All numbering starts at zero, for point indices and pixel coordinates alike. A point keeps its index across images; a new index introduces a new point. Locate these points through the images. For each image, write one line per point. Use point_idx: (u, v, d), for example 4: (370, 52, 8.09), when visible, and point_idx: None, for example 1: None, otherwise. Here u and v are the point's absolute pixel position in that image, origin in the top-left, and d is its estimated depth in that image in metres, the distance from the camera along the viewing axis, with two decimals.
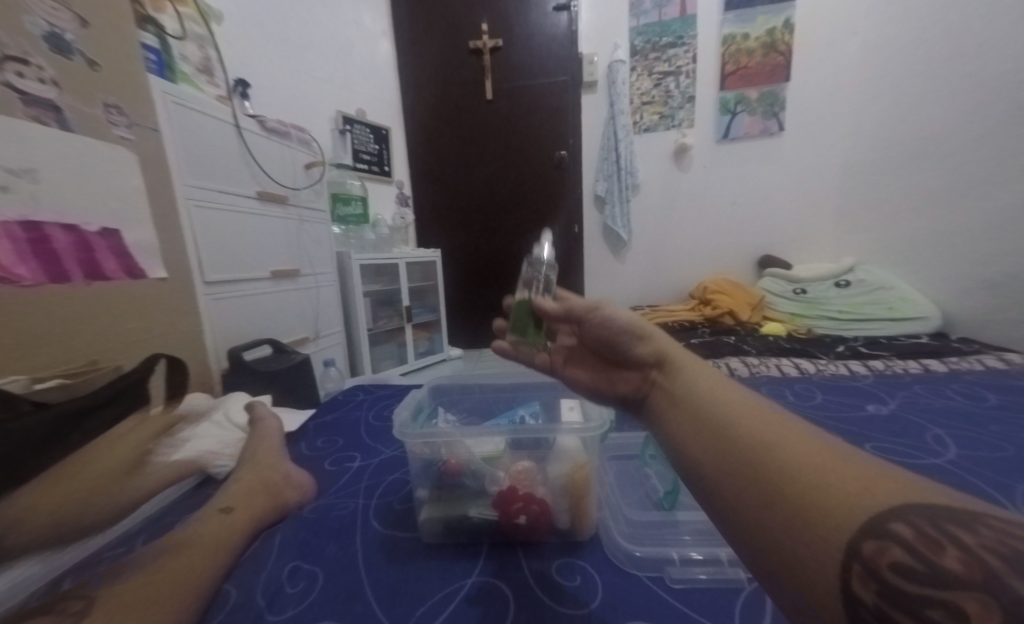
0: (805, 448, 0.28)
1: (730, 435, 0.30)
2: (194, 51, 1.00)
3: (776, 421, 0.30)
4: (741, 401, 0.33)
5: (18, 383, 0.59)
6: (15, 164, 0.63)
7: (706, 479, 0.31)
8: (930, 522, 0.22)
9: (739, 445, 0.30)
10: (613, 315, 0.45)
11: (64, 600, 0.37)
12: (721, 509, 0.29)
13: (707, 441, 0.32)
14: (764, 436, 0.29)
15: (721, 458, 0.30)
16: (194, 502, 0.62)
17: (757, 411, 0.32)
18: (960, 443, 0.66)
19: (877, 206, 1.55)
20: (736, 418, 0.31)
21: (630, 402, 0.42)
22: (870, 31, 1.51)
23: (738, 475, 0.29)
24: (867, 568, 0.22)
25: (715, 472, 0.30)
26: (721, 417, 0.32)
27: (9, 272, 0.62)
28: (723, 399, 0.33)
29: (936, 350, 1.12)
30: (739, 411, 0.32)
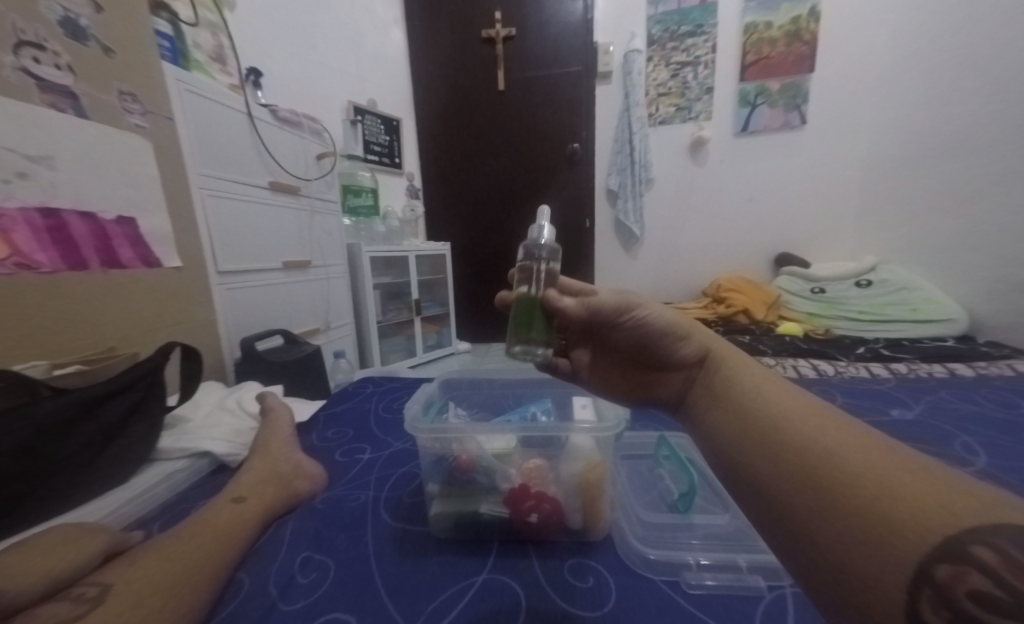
0: (869, 455, 0.27)
1: (784, 436, 0.31)
2: (207, 38, 1.00)
3: (835, 427, 0.30)
4: (796, 407, 0.33)
5: (38, 368, 0.60)
6: (33, 150, 0.63)
7: (756, 478, 0.31)
8: (1018, 544, 0.21)
9: (795, 446, 0.30)
10: (649, 315, 0.44)
11: (79, 586, 0.37)
12: (770, 509, 0.29)
13: (758, 440, 0.32)
14: (822, 443, 0.29)
15: (774, 458, 0.30)
16: (206, 489, 0.62)
17: (813, 415, 0.31)
18: (988, 451, 0.63)
19: (901, 203, 1.50)
20: (790, 419, 0.31)
21: (675, 404, 0.44)
22: (899, 19, 1.45)
23: (793, 476, 0.28)
24: (938, 592, 0.21)
25: (768, 476, 0.30)
26: (772, 417, 0.32)
27: (28, 258, 0.62)
28: (777, 403, 0.33)
29: (961, 354, 1.08)
30: (793, 412, 0.32)
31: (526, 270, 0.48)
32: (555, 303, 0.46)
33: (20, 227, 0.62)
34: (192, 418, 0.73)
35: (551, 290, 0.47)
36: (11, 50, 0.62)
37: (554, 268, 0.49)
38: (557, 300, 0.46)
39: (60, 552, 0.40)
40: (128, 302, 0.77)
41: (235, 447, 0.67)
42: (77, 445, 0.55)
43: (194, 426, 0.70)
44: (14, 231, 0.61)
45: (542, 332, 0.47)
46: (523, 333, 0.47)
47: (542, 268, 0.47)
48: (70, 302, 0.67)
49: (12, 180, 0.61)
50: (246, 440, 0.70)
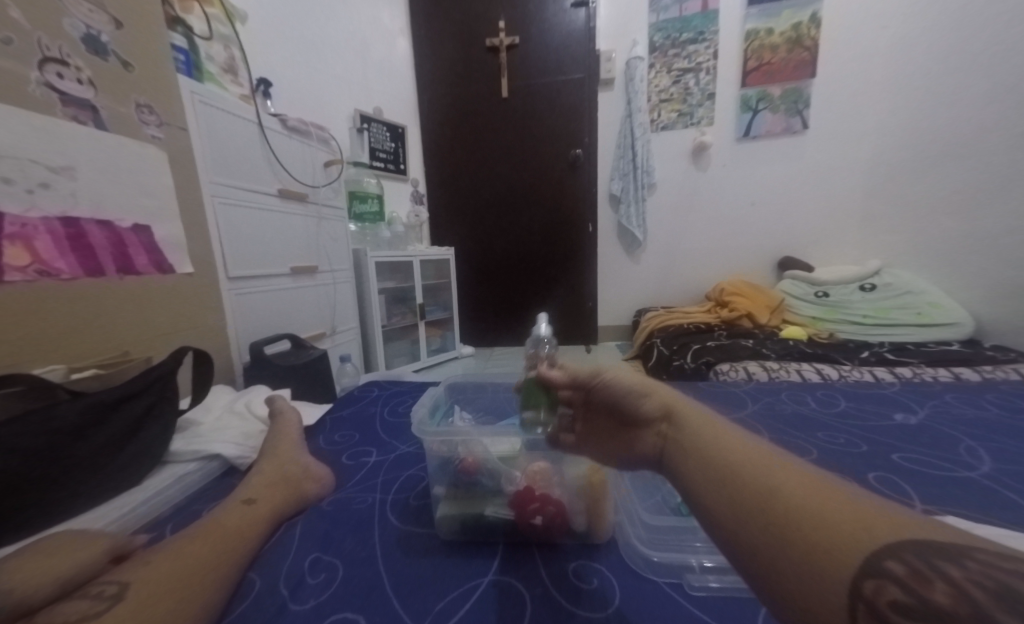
0: (806, 488, 0.30)
1: (736, 477, 0.33)
2: (219, 51, 1.02)
3: (774, 464, 0.33)
4: (740, 445, 0.35)
5: (56, 372, 0.62)
6: (55, 162, 0.66)
7: (717, 521, 0.32)
8: (920, 559, 0.24)
9: (746, 486, 0.32)
10: (614, 377, 0.47)
11: (100, 584, 0.38)
12: (733, 549, 0.31)
13: (715, 482, 0.34)
14: (765, 479, 0.31)
15: (731, 500, 0.32)
16: (218, 491, 0.63)
17: (757, 453, 0.34)
18: (992, 455, 0.63)
19: (905, 207, 1.50)
20: (740, 461, 0.34)
21: (652, 462, 0.43)
22: (900, 24, 1.46)
23: (748, 514, 0.30)
24: (871, 607, 0.24)
25: (725, 515, 0.32)
26: (727, 462, 0.34)
27: (48, 265, 0.64)
28: (724, 444, 0.36)
29: (966, 358, 1.08)
30: (742, 454, 0.34)
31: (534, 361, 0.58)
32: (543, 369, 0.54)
33: (41, 235, 0.64)
34: (203, 421, 0.74)
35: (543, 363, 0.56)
36: (36, 66, 0.64)
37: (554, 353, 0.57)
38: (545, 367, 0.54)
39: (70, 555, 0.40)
40: (142, 308, 0.78)
41: (244, 450, 0.69)
42: (95, 447, 0.57)
43: (206, 429, 0.71)
44: (36, 239, 0.63)
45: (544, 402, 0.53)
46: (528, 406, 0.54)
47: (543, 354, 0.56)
48: (88, 307, 0.69)
49: (35, 191, 0.63)
50: (255, 444, 0.71)
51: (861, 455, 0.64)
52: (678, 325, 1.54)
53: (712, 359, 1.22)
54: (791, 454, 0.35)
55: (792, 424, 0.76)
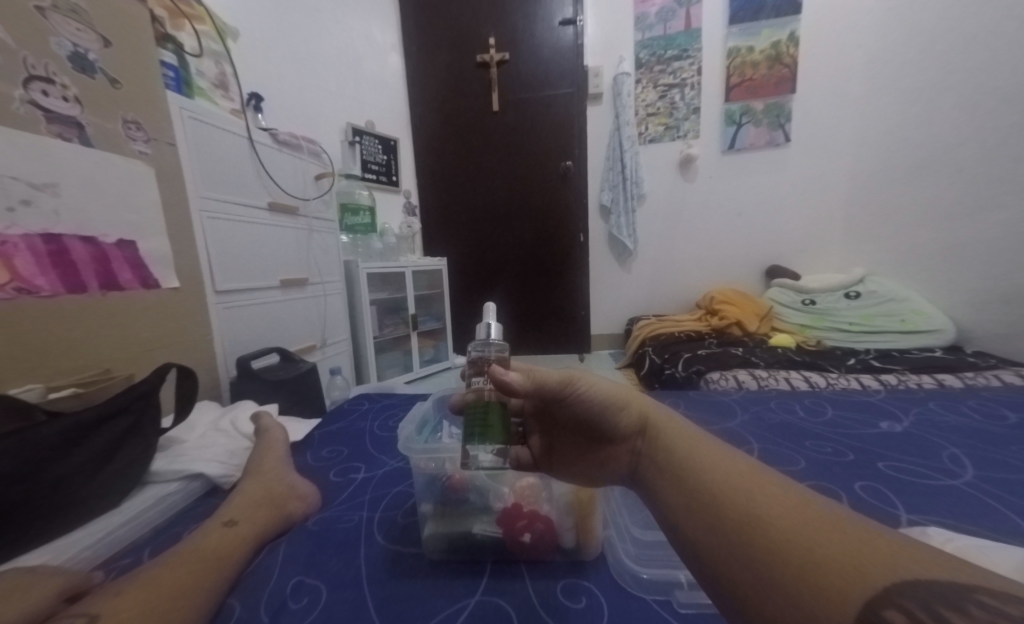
0: (790, 512, 0.30)
1: (719, 501, 0.33)
2: (210, 67, 1.03)
3: (759, 486, 0.33)
4: (721, 465, 0.35)
5: (34, 392, 0.61)
6: (38, 179, 0.65)
7: (701, 545, 0.32)
8: (921, 605, 0.24)
9: (729, 509, 0.32)
10: (590, 389, 0.45)
11: (67, 615, 0.36)
12: (717, 574, 0.31)
13: (696, 505, 0.34)
14: (751, 507, 0.31)
15: (714, 523, 0.32)
16: (200, 512, 0.62)
17: (736, 471, 0.35)
18: (976, 463, 0.64)
19: (887, 216, 1.54)
20: (721, 482, 0.34)
21: (625, 477, 0.44)
22: (877, 42, 1.51)
23: (732, 539, 0.31)
24: None
25: (712, 547, 0.32)
26: (708, 483, 0.34)
27: (29, 283, 0.63)
28: (705, 463, 0.36)
29: (950, 364, 1.10)
30: (721, 474, 0.34)
31: (477, 364, 0.48)
32: (500, 379, 0.44)
33: (22, 252, 0.63)
34: (187, 439, 0.73)
35: (497, 367, 0.46)
36: (20, 84, 0.64)
37: (505, 356, 0.49)
38: (503, 376, 0.45)
39: (39, 586, 0.39)
40: (124, 324, 0.77)
41: (228, 468, 0.68)
42: (73, 468, 0.55)
43: (188, 447, 0.70)
44: (16, 257, 0.62)
45: (497, 432, 0.44)
46: (477, 437, 0.44)
47: (492, 356, 0.48)
48: (67, 325, 0.68)
49: (16, 208, 0.63)
50: (239, 462, 0.70)
51: (848, 464, 0.65)
52: (669, 333, 1.55)
53: (702, 368, 1.23)
54: (778, 474, 0.35)
55: (780, 433, 0.77)
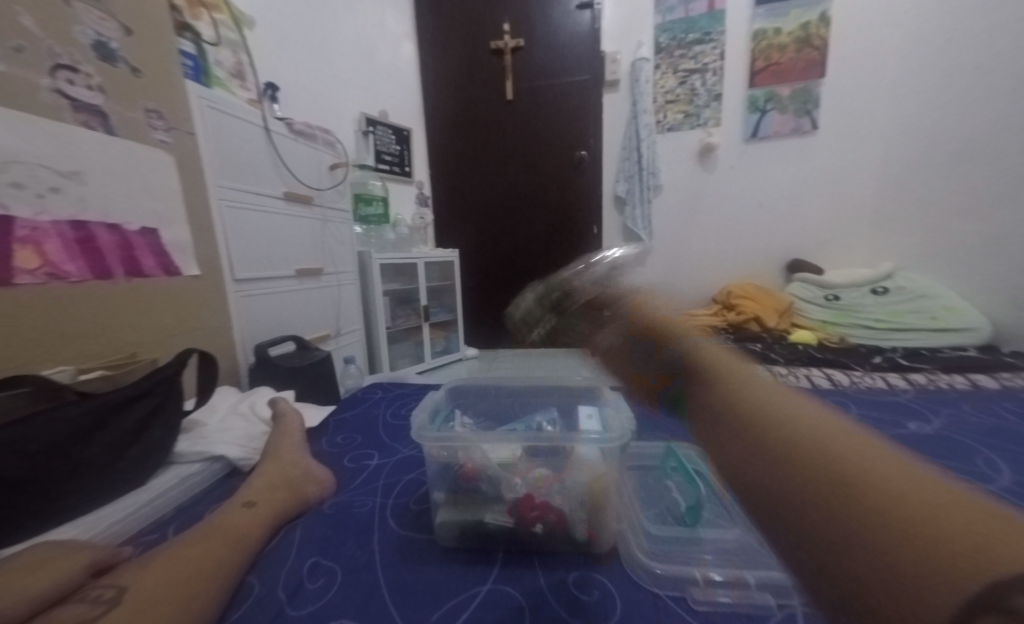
0: (891, 470, 0.24)
1: (800, 445, 0.26)
2: (228, 57, 1.04)
3: (856, 445, 0.26)
4: (809, 416, 0.28)
5: (65, 373, 0.64)
6: (64, 167, 0.66)
7: (763, 481, 0.26)
8: None
9: (806, 441, 0.26)
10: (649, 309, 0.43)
11: (95, 587, 0.38)
12: (779, 510, 0.25)
13: (767, 444, 0.27)
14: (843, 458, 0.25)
15: (785, 458, 0.26)
16: (220, 493, 0.64)
17: (819, 420, 0.28)
18: (1010, 467, 0.61)
19: (917, 207, 1.48)
20: (802, 425, 0.27)
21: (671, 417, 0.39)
22: (913, 22, 1.43)
23: (804, 477, 0.25)
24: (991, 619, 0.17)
25: (782, 491, 0.25)
26: (789, 427, 0.27)
27: (58, 268, 0.65)
28: (788, 411, 0.29)
29: (983, 364, 1.06)
30: (808, 423, 0.28)
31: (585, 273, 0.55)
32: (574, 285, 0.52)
33: (51, 239, 0.65)
34: (207, 423, 0.75)
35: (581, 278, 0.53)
36: (47, 73, 0.65)
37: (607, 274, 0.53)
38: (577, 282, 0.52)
39: (67, 558, 0.41)
40: (148, 310, 0.79)
41: (247, 452, 0.69)
42: (101, 446, 0.57)
43: (208, 431, 0.72)
44: (46, 243, 0.64)
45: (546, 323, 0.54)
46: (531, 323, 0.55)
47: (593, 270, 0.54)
48: (96, 309, 0.70)
49: (45, 195, 0.64)
50: (257, 446, 0.71)
51: None
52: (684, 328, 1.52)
53: None
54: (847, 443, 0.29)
55: None
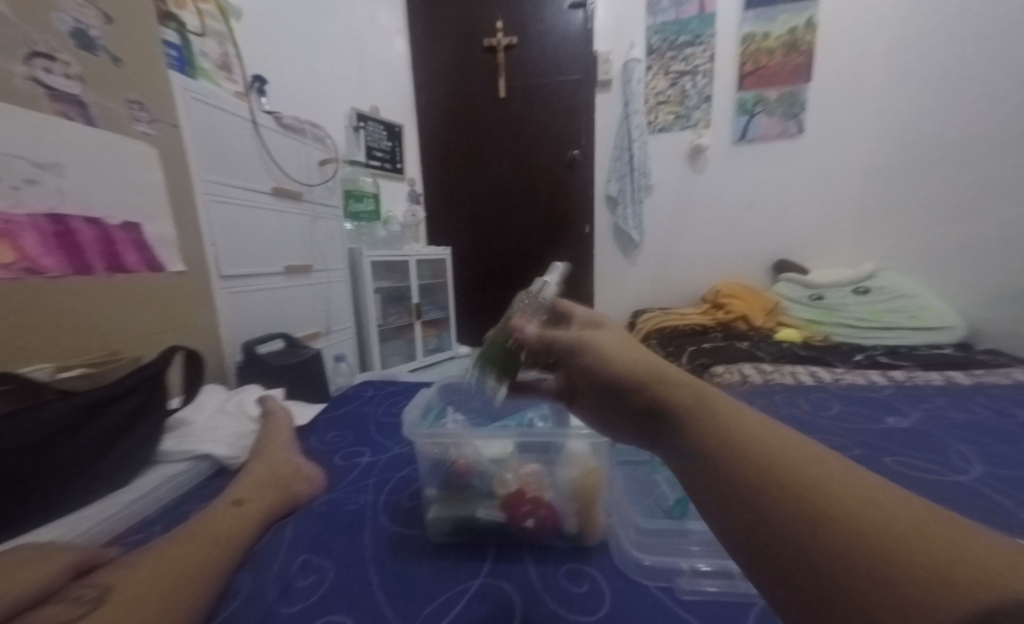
0: (870, 493, 0.24)
1: (779, 470, 0.26)
2: (213, 48, 1.02)
3: (830, 467, 0.26)
4: (781, 439, 0.28)
5: (44, 370, 0.62)
6: (41, 159, 0.65)
7: (745, 510, 0.26)
8: None
9: (783, 466, 0.26)
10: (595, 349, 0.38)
11: (80, 586, 0.38)
12: (762, 540, 0.25)
13: (748, 469, 0.26)
14: (825, 485, 0.25)
15: (771, 483, 0.25)
16: (208, 492, 0.63)
17: (784, 436, 0.28)
18: (985, 460, 0.64)
19: (899, 209, 1.52)
20: (777, 450, 0.27)
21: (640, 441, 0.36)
22: (897, 29, 1.47)
23: (787, 504, 0.24)
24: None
25: (768, 516, 0.25)
26: (766, 452, 0.27)
27: (36, 263, 0.64)
28: (763, 436, 0.28)
29: (960, 361, 1.09)
30: (782, 447, 0.27)
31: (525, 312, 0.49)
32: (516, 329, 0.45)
33: (27, 232, 0.63)
34: (194, 420, 0.74)
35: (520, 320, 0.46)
36: (23, 60, 0.63)
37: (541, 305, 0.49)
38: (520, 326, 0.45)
39: (49, 559, 0.40)
40: (132, 306, 0.78)
41: (235, 449, 0.68)
42: (85, 445, 0.56)
43: (195, 428, 0.71)
44: (22, 236, 0.62)
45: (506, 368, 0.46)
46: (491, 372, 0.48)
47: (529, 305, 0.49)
48: (77, 305, 0.69)
49: (21, 187, 0.62)
50: (245, 444, 0.70)
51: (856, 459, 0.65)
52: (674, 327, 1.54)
53: (707, 361, 1.22)
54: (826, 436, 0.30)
55: None
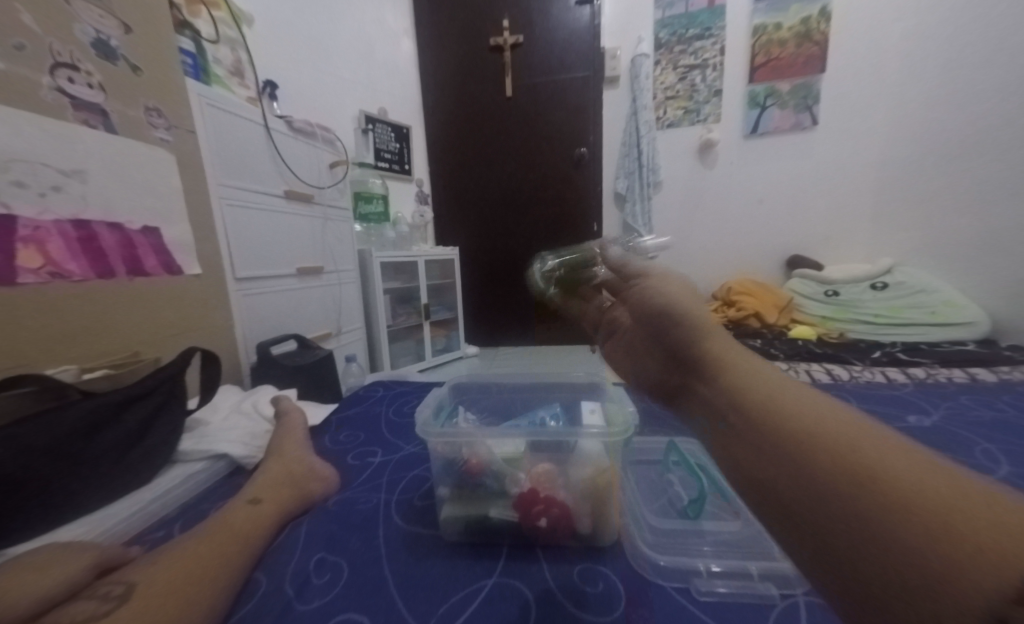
0: (907, 465, 0.24)
1: (823, 445, 0.26)
2: (226, 54, 1.03)
3: (878, 441, 0.26)
4: (830, 416, 0.28)
5: (70, 372, 0.64)
6: (66, 166, 0.66)
7: (787, 481, 0.26)
8: None
9: (822, 440, 0.26)
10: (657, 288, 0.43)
11: (105, 584, 0.38)
12: (803, 504, 0.25)
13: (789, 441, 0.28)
14: (865, 455, 0.25)
15: (811, 453, 0.26)
16: (225, 491, 0.64)
17: (829, 412, 0.28)
18: (1009, 459, 0.62)
19: (917, 202, 1.49)
20: (822, 424, 0.27)
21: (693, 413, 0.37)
22: (913, 17, 1.43)
23: (824, 475, 0.25)
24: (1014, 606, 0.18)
25: (805, 481, 0.26)
26: (806, 424, 0.28)
27: (60, 267, 0.65)
28: (809, 412, 0.29)
29: (982, 358, 1.06)
30: (826, 423, 0.27)
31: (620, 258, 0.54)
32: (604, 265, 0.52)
33: (54, 238, 0.64)
34: (211, 420, 0.75)
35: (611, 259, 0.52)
36: (48, 71, 0.65)
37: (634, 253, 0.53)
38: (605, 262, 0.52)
39: (71, 558, 0.41)
40: (151, 309, 0.79)
41: (251, 449, 0.69)
42: (108, 444, 0.58)
43: (212, 429, 0.72)
44: (49, 242, 0.64)
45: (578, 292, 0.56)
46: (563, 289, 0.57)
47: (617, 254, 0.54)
48: (98, 308, 0.70)
49: (47, 194, 0.64)
50: (260, 443, 0.71)
51: None
52: None
53: None
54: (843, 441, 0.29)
55: None
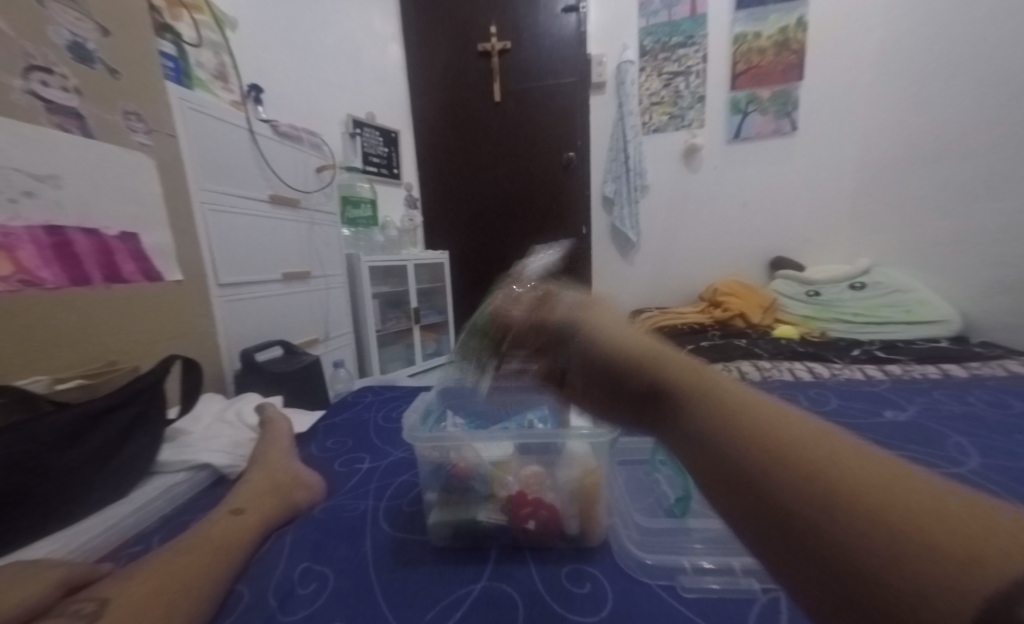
0: (866, 464, 0.20)
1: (774, 444, 0.22)
2: (209, 58, 1.02)
3: (831, 439, 0.22)
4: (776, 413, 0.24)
5: (40, 383, 0.61)
6: (39, 171, 0.65)
7: (738, 488, 0.22)
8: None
9: (774, 437, 0.22)
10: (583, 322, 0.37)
11: (78, 600, 0.37)
12: (766, 518, 0.21)
13: (736, 437, 0.23)
14: (821, 455, 0.21)
15: (764, 454, 0.22)
16: (207, 502, 0.63)
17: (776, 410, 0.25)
18: (982, 452, 0.64)
19: (893, 204, 1.53)
20: (770, 420, 0.24)
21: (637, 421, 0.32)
22: (887, 26, 1.48)
23: (783, 481, 0.21)
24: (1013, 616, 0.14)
25: (759, 491, 0.22)
26: (755, 420, 0.24)
27: (32, 274, 0.63)
28: (754, 408, 0.25)
29: (956, 354, 1.09)
30: (773, 420, 0.24)
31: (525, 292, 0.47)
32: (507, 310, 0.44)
33: (25, 244, 0.63)
34: (193, 430, 0.74)
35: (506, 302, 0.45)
36: (20, 74, 0.63)
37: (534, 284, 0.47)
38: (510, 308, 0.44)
39: (41, 577, 0.39)
40: (129, 317, 0.78)
41: (234, 459, 0.68)
42: (82, 458, 0.56)
43: (194, 438, 0.71)
44: (20, 249, 0.62)
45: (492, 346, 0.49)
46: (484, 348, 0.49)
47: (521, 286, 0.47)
48: (73, 317, 0.69)
49: (19, 199, 0.62)
50: (244, 452, 0.70)
51: None
52: (672, 326, 1.53)
53: (706, 360, 1.21)
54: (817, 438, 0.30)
55: None
